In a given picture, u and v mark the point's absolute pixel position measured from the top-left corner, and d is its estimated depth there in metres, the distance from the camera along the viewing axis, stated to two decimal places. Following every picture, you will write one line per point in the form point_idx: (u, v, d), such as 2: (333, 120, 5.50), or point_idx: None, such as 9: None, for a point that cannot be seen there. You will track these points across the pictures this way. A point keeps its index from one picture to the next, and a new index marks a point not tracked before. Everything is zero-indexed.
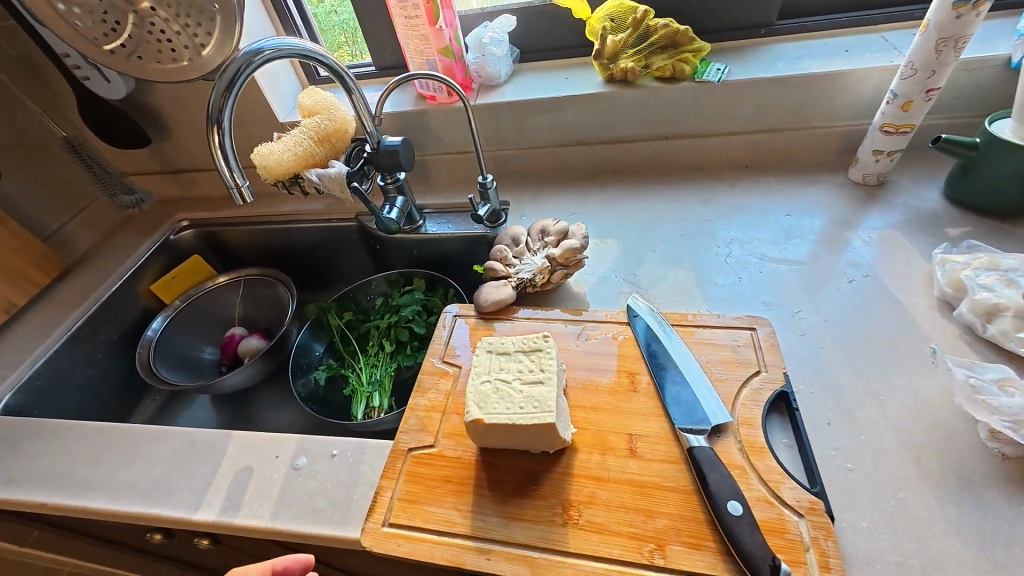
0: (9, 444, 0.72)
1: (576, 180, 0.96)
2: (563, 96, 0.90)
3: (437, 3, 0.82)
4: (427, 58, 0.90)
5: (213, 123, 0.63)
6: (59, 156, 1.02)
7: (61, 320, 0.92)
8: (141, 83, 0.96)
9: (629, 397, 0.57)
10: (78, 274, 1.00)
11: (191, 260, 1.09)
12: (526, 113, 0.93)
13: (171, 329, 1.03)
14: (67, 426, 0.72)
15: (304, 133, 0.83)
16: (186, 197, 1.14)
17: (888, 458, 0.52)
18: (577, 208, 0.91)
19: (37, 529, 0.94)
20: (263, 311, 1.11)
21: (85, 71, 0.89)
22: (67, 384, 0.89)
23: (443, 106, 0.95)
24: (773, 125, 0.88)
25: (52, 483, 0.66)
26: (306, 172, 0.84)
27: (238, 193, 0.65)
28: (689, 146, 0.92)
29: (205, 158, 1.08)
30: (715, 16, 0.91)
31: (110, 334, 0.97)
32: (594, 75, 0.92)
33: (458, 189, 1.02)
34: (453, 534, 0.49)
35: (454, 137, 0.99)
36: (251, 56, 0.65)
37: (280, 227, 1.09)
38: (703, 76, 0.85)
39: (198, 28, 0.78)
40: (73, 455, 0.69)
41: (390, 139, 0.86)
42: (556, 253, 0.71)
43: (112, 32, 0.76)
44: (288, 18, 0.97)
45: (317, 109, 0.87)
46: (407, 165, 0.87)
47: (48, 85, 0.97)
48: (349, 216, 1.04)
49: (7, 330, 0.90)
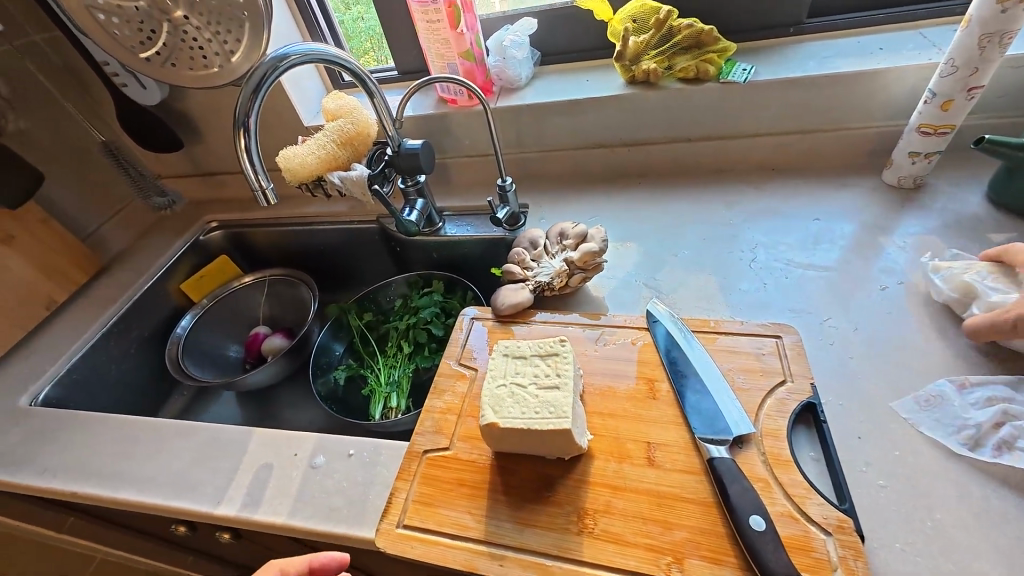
0: (46, 435, 0.75)
1: (596, 183, 0.95)
2: (584, 99, 0.89)
3: (459, 7, 0.83)
4: (448, 62, 0.91)
5: (240, 126, 0.64)
6: (98, 159, 1.06)
7: (97, 316, 0.96)
8: (175, 89, 0.99)
9: (647, 404, 0.56)
10: (114, 272, 1.04)
11: (219, 260, 1.12)
12: (547, 115, 0.92)
13: (199, 327, 1.07)
14: (100, 419, 0.75)
15: (327, 136, 0.85)
16: (216, 199, 1.18)
17: (923, 476, 0.49)
18: (597, 211, 0.89)
19: (71, 517, 0.98)
20: (286, 310, 1.13)
21: (123, 78, 0.93)
22: (101, 378, 0.92)
23: (463, 109, 0.96)
24: (802, 127, 0.86)
25: (85, 474, 0.69)
26: (329, 175, 0.85)
27: (263, 194, 0.67)
28: (714, 148, 0.90)
29: (234, 161, 1.12)
30: (742, 15, 0.89)
31: (142, 330, 1.01)
32: (616, 77, 0.91)
33: (478, 192, 1.02)
34: (467, 538, 0.49)
35: (475, 140, 0.99)
36: (278, 61, 0.67)
37: (304, 229, 1.11)
38: (728, 77, 0.83)
39: (228, 35, 0.81)
40: (105, 448, 0.71)
41: (411, 142, 0.86)
42: (575, 256, 0.71)
43: (149, 40, 0.79)
44: (314, 24, 1.00)
45: (340, 113, 0.89)
46: (428, 167, 0.87)
47: (89, 91, 1.02)
48: (370, 218, 1.06)
49: (48, 325, 0.95)
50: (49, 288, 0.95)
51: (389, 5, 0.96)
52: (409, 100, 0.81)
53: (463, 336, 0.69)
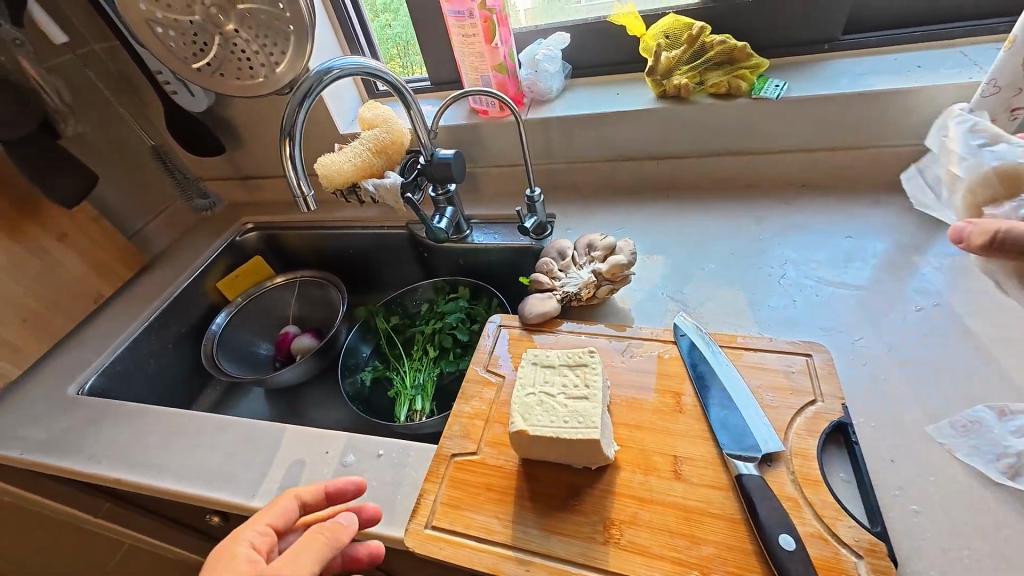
0: (93, 424, 0.79)
1: (624, 195, 0.96)
2: (614, 112, 0.90)
3: (494, 21, 0.86)
4: (481, 74, 0.93)
5: (286, 135, 0.67)
6: (146, 162, 1.12)
7: (140, 312, 1.01)
8: (220, 97, 1.04)
9: (674, 418, 0.56)
10: (156, 270, 1.09)
11: (253, 261, 1.17)
12: (577, 128, 0.94)
13: (233, 324, 1.11)
14: (143, 411, 0.79)
15: (363, 144, 0.88)
16: (252, 202, 1.23)
17: (960, 503, 0.48)
18: (624, 223, 0.90)
19: (108, 503, 1.02)
20: (315, 311, 1.17)
21: (173, 87, 0.98)
22: (142, 371, 0.97)
23: (495, 120, 0.98)
24: (835, 144, 0.85)
25: (129, 463, 0.72)
26: (363, 181, 0.88)
27: (304, 201, 0.70)
28: (743, 163, 0.90)
29: (271, 166, 1.16)
30: (776, 31, 0.89)
31: (180, 326, 1.06)
32: (647, 91, 0.92)
33: (505, 201, 1.04)
34: (494, 542, 0.50)
35: (504, 150, 1.01)
36: (322, 75, 0.70)
37: (335, 232, 1.15)
38: (760, 93, 0.83)
39: (274, 48, 0.84)
40: (147, 438, 0.75)
41: (444, 152, 0.89)
42: (603, 268, 0.71)
43: (201, 52, 0.83)
44: (353, 37, 1.04)
45: (376, 122, 0.92)
46: (459, 176, 0.89)
47: (141, 98, 1.07)
48: (400, 224, 1.09)
49: (95, 318, 1.00)
50: (97, 283, 1.00)
51: (425, 19, 0.99)
52: (446, 110, 0.83)
53: (490, 344, 0.70)
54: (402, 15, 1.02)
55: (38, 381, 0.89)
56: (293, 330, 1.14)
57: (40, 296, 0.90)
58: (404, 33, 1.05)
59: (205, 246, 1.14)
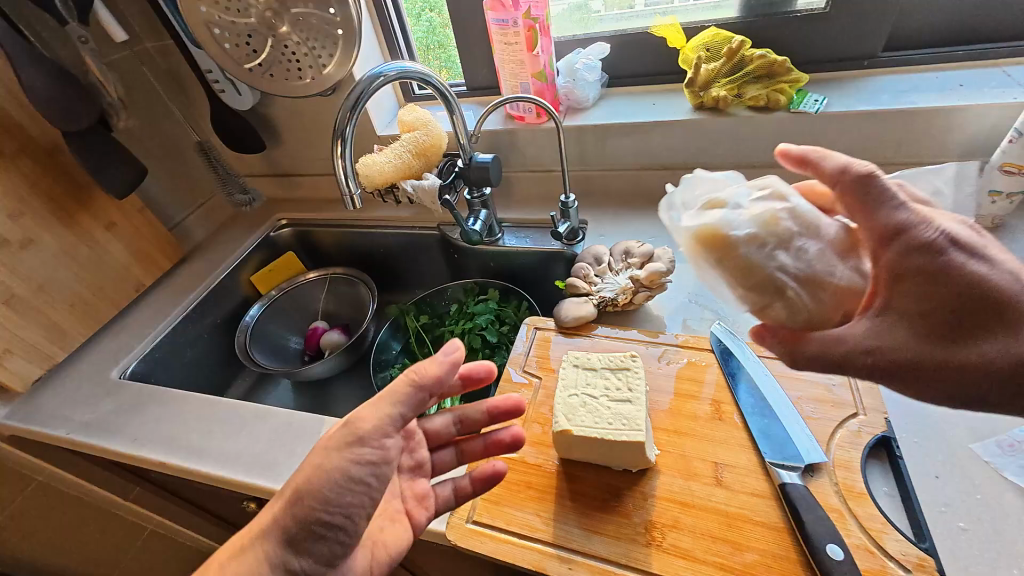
0: (136, 408, 0.81)
1: (656, 204, 0.97)
2: (651, 122, 0.91)
3: (537, 31, 0.87)
4: (520, 81, 0.95)
5: (338, 136, 0.69)
6: (190, 157, 1.16)
7: (179, 302, 1.04)
8: (265, 96, 1.07)
9: (713, 425, 0.56)
10: (195, 262, 1.13)
11: (286, 257, 1.20)
12: (612, 136, 0.95)
13: (265, 317, 1.13)
14: (185, 398, 0.81)
15: (403, 146, 0.91)
16: (287, 199, 1.26)
17: (1008, 522, 0.48)
18: (657, 232, 0.91)
19: (138, 487, 1.05)
20: (345, 307, 1.19)
21: (222, 85, 1.01)
22: (179, 359, 1.00)
23: (531, 126, 0.99)
24: (872, 160, 0.85)
25: (171, 447, 0.74)
26: (403, 182, 0.91)
27: (351, 200, 0.72)
28: (779, 176, 0.90)
29: (308, 164, 1.19)
30: (816, 46, 0.89)
31: (216, 317, 1.08)
32: (684, 102, 0.93)
33: (537, 206, 1.05)
34: (536, 539, 0.51)
35: (538, 155, 1.03)
36: (373, 79, 0.72)
37: (367, 231, 1.17)
38: (800, 107, 0.83)
39: (323, 51, 0.87)
40: (189, 424, 0.77)
41: (482, 156, 0.90)
42: (641, 274, 0.72)
43: (253, 53, 0.86)
44: (394, 41, 1.07)
45: (416, 125, 0.94)
46: (496, 180, 0.91)
47: (188, 95, 1.11)
48: (432, 225, 1.11)
49: (136, 306, 1.03)
50: (140, 272, 1.03)
51: (466, 25, 1.02)
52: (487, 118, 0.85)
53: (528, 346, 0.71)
54: (423, 20, 1.05)
55: (82, 365, 0.92)
56: (322, 327, 1.15)
57: (88, 282, 0.94)
58: (425, 37, 1.08)
59: (241, 241, 1.18)
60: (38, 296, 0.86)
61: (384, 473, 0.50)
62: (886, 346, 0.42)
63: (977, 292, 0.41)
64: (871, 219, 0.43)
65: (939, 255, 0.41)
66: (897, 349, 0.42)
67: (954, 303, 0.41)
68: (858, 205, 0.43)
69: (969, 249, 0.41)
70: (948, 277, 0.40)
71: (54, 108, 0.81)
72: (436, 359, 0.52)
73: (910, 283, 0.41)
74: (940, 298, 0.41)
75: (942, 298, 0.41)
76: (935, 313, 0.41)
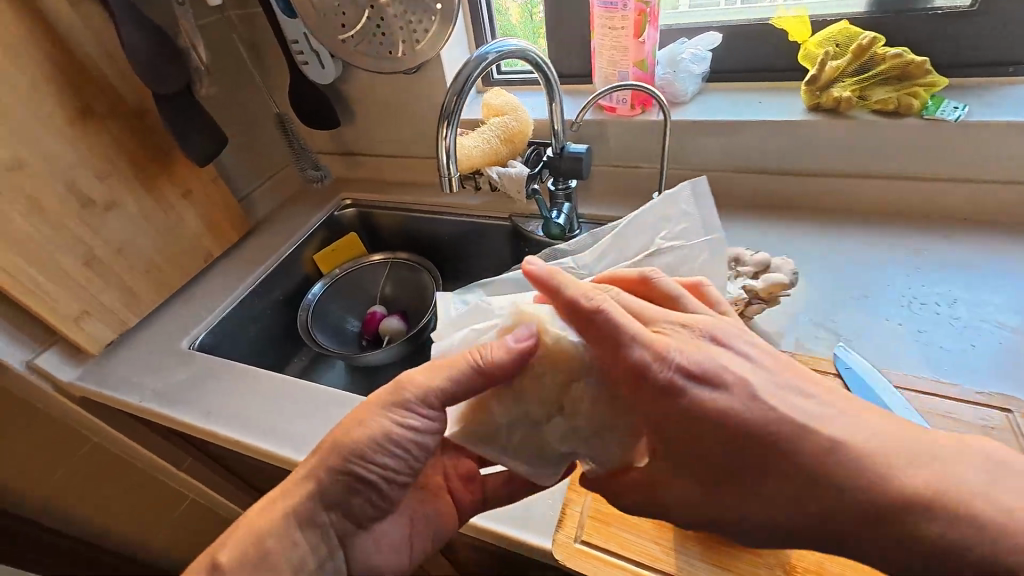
0: (208, 380, 0.80)
1: (753, 210, 0.90)
2: (759, 120, 0.84)
3: (647, 17, 0.82)
4: (619, 69, 0.89)
5: (445, 118, 0.65)
6: (262, 129, 1.14)
7: (245, 275, 1.02)
8: (346, 70, 1.04)
9: None
10: (261, 235, 1.12)
11: (349, 237, 1.17)
12: (712, 134, 0.88)
13: (326, 297, 1.11)
14: (258, 375, 0.79)
15: (491, 132, 0.87)
16: (352, 179, 1.24)
17: None
18: (756, 240, 0.84)
19: (191, 458, 1.04)
20: (405, 294, 1.16)
21: (305, 57, 0.99)
22: (243, 333, 0.98)
23: (623, 118, 0.94)
24: (1015, 178, 0.76)
25: (245, 426, 0.72)
26: (488, 167, 0.86)
27: (447, 183, 0.69)
28: (899, 188, 0.82)
29: (378, 144, 1.16)
30: (954, 48, 0.81)
31: (279, 294, 1.07)
32: (795, 101, 0.86)
33: (619, 202, 0.99)
34: (656, 570, 0.47)
35: (625, 150, 0.97)
36: (481, 60, 0.67)
37: (434, 217, 1.13)
38: (935, 114, 0.76)
39: (419, 24, 0.83)
40: (263, 403, 0.75)
41: (574, 146, 0.85)
42: (757, 286, 0.66)
43: (348, 24, 0.83)
44: (480, 21, 1.02)
45: (503, 110, 0.89)
46: (586, 172, 0.86)
47: (267, 65, 1.09)
48: (503, 215, 1.07)
49: (203, 276, 1.02)
50: (209, 242, 1.02)
51: (561, 8, 0.97)
52: (589, 108, 0.79)
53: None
54: None
55: (151, 331, 0.91)
56: (381, 313, 1.12)
57: (161, 248, 0.93)
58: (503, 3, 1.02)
59: (306, 218, 1.16)
60: (116, 257, 0.86)
61: (426, 447, 0.50)
62: (677, 491, 0.44)
63: (759, 455, 0.41)
64: (617, 358, 0.44)
65: (705, 413, 0.41)
66: (682, 502, 0.44)
67: (731, 460, 0.41)
68: (597, 338, 0.45)
69: (759, 410, 0.41)
70: (724, 435, 0.41)
71: (149, 69, 0.80)
72: (506, 342, 0.47)
73: (662, 433, 0.43)
74: (714, 449, 0.42)
75: (719, 451, 0.42)
76: (715, 468, 0.42)
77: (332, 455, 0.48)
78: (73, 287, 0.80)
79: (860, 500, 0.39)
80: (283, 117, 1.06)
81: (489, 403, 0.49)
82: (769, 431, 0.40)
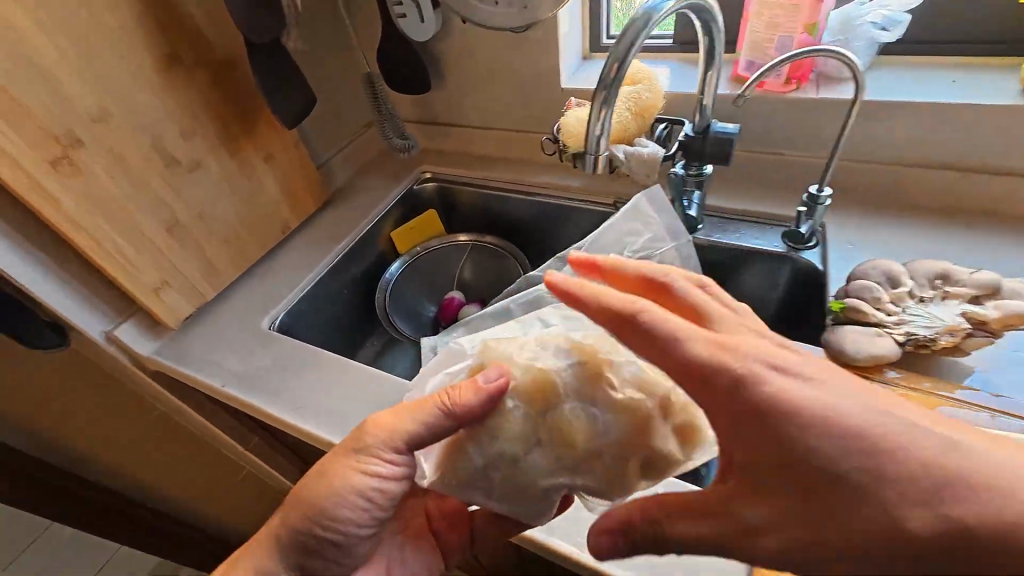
0: (294, 368, 0.72)
1: (923, 214, 0.76)
2: (954, 104, 0.69)
3: None
4: (780, 34, 0.74)
5: (604, 90, 0.55)
6: (346, 91, 1.05)
7: (324, 250, 0.94)
8: (446, 25, 0.93)
9: None
10: (339, 207, 1.04)
11: (429, 214, 1.07)
12: (887, 119, 0.74)
13: (404, 277, 1.03)
14: (350, 368, 0.71)
15: (624, 106, 0.74)
16: (433, 151, 1.14)
17: None
18: (933, 250, 0.70)
19: (258, 439, 0.99)
20: (486, 281, 1.06)
21: (404, 10, 0.87)
22: (320, 313, 0.91)
23: (774, 94, 0.79)
24: None
25: (339, 427, 0.64)
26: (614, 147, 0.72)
27: (595, 163, 0.60)
28: None
29: (469, 113, 1.06)
30: None
31: (356, 272, 0.99)
32: (997, 84, 0.71)
33: (751, 193, 0.85)
34: None
35: (766, 132, 0.82)
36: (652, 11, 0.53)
37: (526, 198, 1.01)
38: None
39: None
40: (358, 403, 0.67)
41: (721, 124, 0.72)
42: (984, 315, 0.54)
43: None
44: None
45: (636, 78, 0.77)
46: (730, 158, 0.72)
47: (359, 19, 0.99)
48: (608, 201, 0.95)
49: (280, 248, 0.95)
50: (287, 212, 0.94)
51: None
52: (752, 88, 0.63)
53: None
54: None
55: (229, 306, 0.84)
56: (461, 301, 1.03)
57: (241, 216, 0.85)
58: None
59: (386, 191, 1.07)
60: (198, 224, 0.79)
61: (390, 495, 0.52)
62: (773, 535, 0.34)
63: (857, 477, 0.31)
64: (668, 365, 0.37)
65: (787, 414, 0.33)
66: (764, 529, 0.35)
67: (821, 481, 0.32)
68: (640, 344, 0.38)
69: (856, 404, 0.33)
70: (816, 457, 0.32)
71: (245, 13, 0.70)
72: (467, 389, 0.46)
73: (733, 451, 0.35)
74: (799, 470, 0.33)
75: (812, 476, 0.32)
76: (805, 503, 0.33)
77: (300, 511, 0.52)
78: (155, 254, 0.74)
79: (1003, 541, 0.30)
80: (374, 86, 0.94)
81: (466, 445, 0.49)
82: (873, 432, 0.32)
